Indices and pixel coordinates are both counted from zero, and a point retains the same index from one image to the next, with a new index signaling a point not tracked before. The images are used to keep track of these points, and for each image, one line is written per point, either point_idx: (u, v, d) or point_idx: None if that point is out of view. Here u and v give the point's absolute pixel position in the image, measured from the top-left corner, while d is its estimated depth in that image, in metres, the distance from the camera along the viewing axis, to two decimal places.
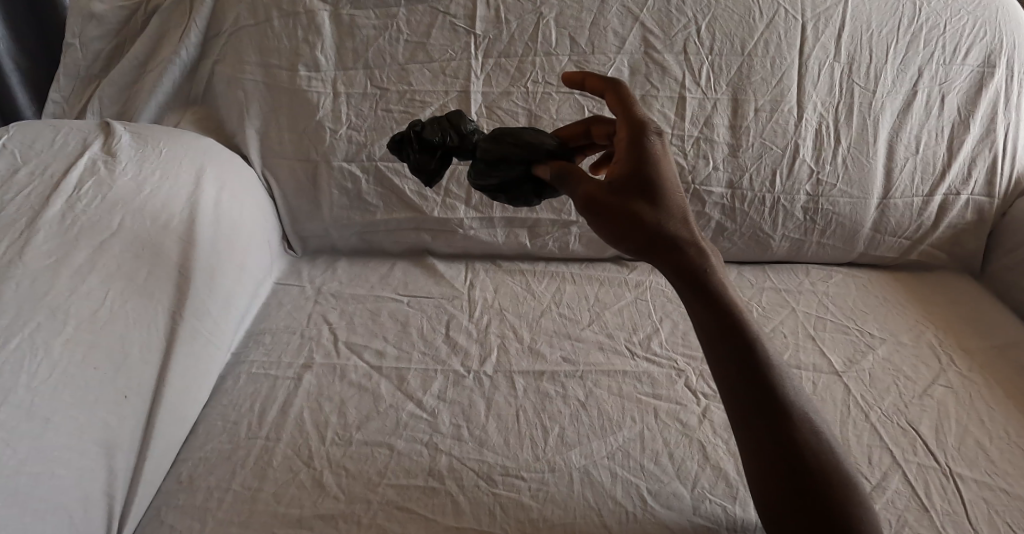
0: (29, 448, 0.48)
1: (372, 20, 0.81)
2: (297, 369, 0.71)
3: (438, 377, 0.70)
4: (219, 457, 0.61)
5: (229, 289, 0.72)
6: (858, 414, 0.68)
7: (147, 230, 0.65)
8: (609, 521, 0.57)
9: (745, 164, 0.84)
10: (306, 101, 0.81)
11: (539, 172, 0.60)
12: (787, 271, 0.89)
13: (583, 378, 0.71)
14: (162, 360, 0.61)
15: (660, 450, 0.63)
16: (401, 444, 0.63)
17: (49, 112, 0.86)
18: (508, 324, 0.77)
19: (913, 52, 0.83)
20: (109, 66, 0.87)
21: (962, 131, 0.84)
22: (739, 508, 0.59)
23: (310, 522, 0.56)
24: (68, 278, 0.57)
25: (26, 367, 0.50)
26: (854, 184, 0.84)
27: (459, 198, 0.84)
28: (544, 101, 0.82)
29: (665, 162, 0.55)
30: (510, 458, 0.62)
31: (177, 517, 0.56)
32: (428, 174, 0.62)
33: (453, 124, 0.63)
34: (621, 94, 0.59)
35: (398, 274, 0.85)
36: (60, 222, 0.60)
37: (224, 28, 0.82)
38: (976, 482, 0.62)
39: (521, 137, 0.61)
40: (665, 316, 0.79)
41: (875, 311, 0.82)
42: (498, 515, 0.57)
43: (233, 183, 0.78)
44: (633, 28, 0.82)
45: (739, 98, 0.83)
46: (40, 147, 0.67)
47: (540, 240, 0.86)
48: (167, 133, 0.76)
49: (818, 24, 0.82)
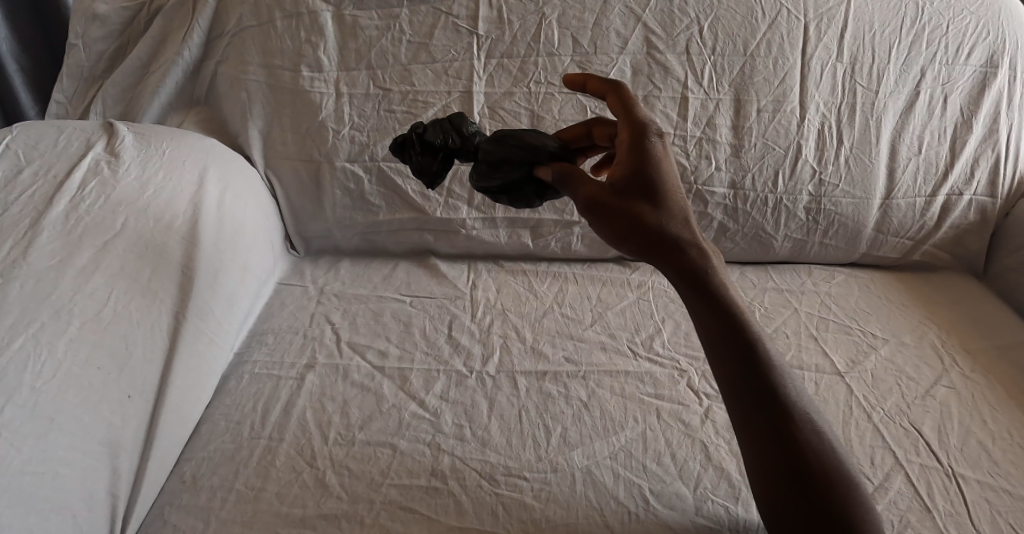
0: (33, 448, 0.48)
1: (375, 21, 0.81)
2: (299, 369, 0.71)
3: (440, 377, 0.70)
4: (222, 457, 0.61)
5: (232, 289, 0.73)
6: (860, 414, 0.68)
7: (150, 230, 0.65)
8: (612, 521, 0.58)
9: (748, 164, 0.84)
10: (309, 102, 0.81)
11: (540, 174, 0.60)
12: (789, 271, 0.89)
13: (586, 378, 0.71)
14: (165, 360, 0.62)
15: (662, 450, 0.63)
16: (404, 444, 0.63)
17: (53, 112, 0.86)
18: (511, 324, 0.78)
19: (915, 52, 0.83)
20: (112, 66, 0.87)
21: (965, 131, 0.84)
22: (742, 508, 0.59)
23: (313, 522, 0.56)
24: (72, 278, 0.57)
25: (30, 368, 0.50)
26: (857, 184, 0.84)
27: (462, 198, 0.84)
28: (546, 101, 0.82)
29: (667, 163, 0.55)
30: (513, 458, 0.62)
31: (181, 517, 0.57)
32: (430, 176, 0.62)
33: (455, 126, 0.63)
34: (622, 95, 0.59)
35: (400, 275, 0.86)
36: (64, 223, 0.60)
37: (227, 29, 0.82)
38: (979, 483, 0.62)
39: (522, 139, 0.61)
40: (667, 317, 0.79)
41: (877, 311, 0.82)
42: (501, 515, 0.58)
43: (236, 184, 0.78)
44: (635, 28, 0.82)
45: (741, 99, 0.83)
46: (44, 148, 0.67)
47: (543, 240, 0.86)
48: (170, 133, 0.76)
49: (820, 24, 0.82)
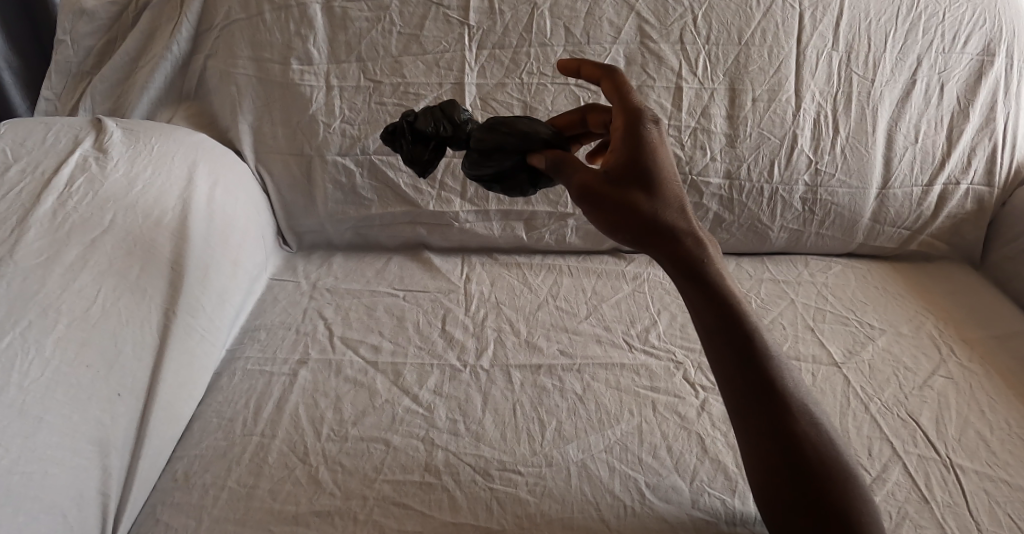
0: (21, 447, 0.47)
1: (365, 12, 0.79)
2: (292, 365, 0.70)
3: (434, 371, 0.70)
4: (214, 454, 0.61)
5: (223, 284, 0.72)
6: (857, 405, 0.67)
7: (139, 226, 0.64)
8: (606, 516, 0.57)
9: (743, 154, 0.83)
10: (298, 95, 0.80)
11: (534, 162, 0.60)
12: (785, 261, 0.88)
13: (581, 371, 0.70)
14: (156, 356, 0.61)
15: (658, 443, 0.63)
16: (397, 440, 0.62)
17: (41, 110, 0.85)
18: (505, 317, 0.77)
19: (911, 41, 0.82)
20: (100, 61, 0.86)
21: (962, 120, 0.83)
22: (738, 501, 0.58)
23: (306, 519, 0.56)
24: (58, 275, 0.56)
25: (18, 366, 0.49)
26: (853, 173, 0.84)
27: (454, 191, 0.84)
28: (539, 92, 0.82)
29: (662, 150, 0.54)
30: (507, 453, 0.62)
31: (173, 515, 0.56)
32: (421, 165, 0.62)
33: (446, 113, 0.62)
34: (617, 81, 0.58)
35: (393, 269, 0.85)
36: (51, 219, 0.59)
37: (215, 23, 0.81)
38: (976, 474, 0.61)
39: (515, 126, 0.60)
40: (663, 309, 0.79)
41: (875, 302, 0.82)
42: (495, 511, 0.57)
43: (226, 180, 0.77)
44: (629, 18, 0.81)
45: (736, 88, 0.82)
46: (31, 145, 0.66)
47: (537, 232, 0.86)
48: (159, 129, 0.75)
49: (816, 13, 0.81)
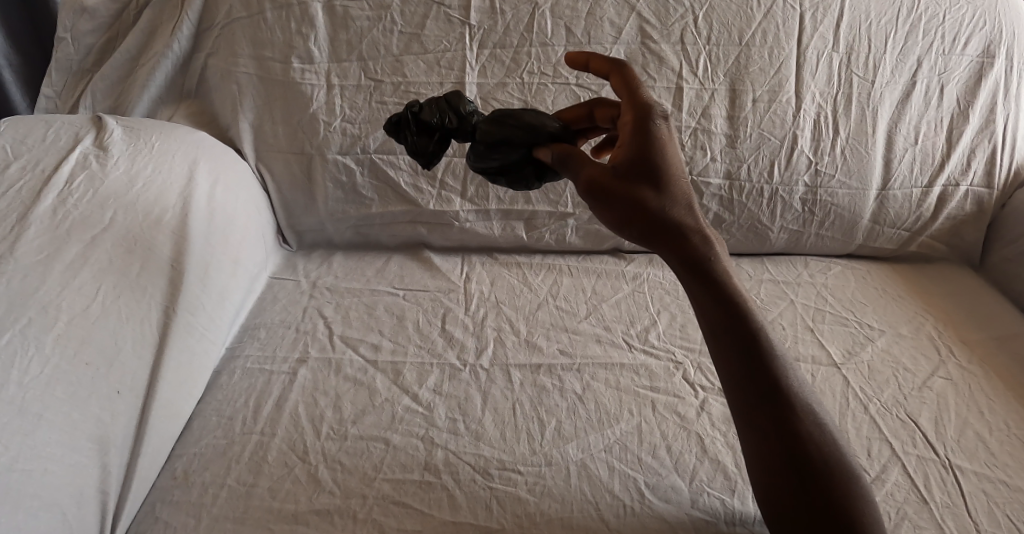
0: (21, 444, 0.47)
1: (366, 11, 0.80)
2: (291, 364, 0.70)
3: (434, 371, 0.70)
4: (213, 453, 0.61)
5: (223, 282, 0.72)
6: (857, 406, 0.67)
7: (139, 224, 0.64)
8: (606, 515, 0.57)
9: (743, 154, 0.83)
10: (299, 93, 0.80)
11: (540, 155, 0.60)
12: (785, 262, 0.88)
13: (581, 371, 0.71)
14: (155, 354, 0.61)
15: (658, 442, 0.63)
16: (397, 439, 0.62)
17: (42, 108, 0.85)
18: (505, 316, 0.77)
19: (912, 42, 0.82)
20: (101, 59, 0.86)
21: (962, 121, 0.83)
22: (738, 501, 0.58)
23: (305, 517, 0.56)
24: (58, 273, 0.56)
25: (18, 364, 0.49)
26: (853, 175, 0.84)
27: (454, 190, 0.84)
28: (540, 92, 0.82)
29: (671, 146, 0.54)
30: (507, 452, 0.62)
31: (173, 513, 0.56)
32: (425, 156, 0.62)
33: (452, 104, 0.62)
34: (626, 76, 0.57)
35: (393, 268, 0.85)
36: (51, 217, 0.59)
37: (217, 21, 0.81)
38: (975, 475, 0.61)
39: (521, 118, 0.60)
40: (662, 310, 0.79)
41: (874, 303, 0.82)
42: (495, 510, 0.57)
43: (227, 178, 0.77)
44: (629, 18, 0.81)
45: (736, 89, 0.82)
46: (31, 143, 0.66)
47: (537, 232, 0.86)
48: (159, 127, 0.75)
49: (816, 14, 0.81)
